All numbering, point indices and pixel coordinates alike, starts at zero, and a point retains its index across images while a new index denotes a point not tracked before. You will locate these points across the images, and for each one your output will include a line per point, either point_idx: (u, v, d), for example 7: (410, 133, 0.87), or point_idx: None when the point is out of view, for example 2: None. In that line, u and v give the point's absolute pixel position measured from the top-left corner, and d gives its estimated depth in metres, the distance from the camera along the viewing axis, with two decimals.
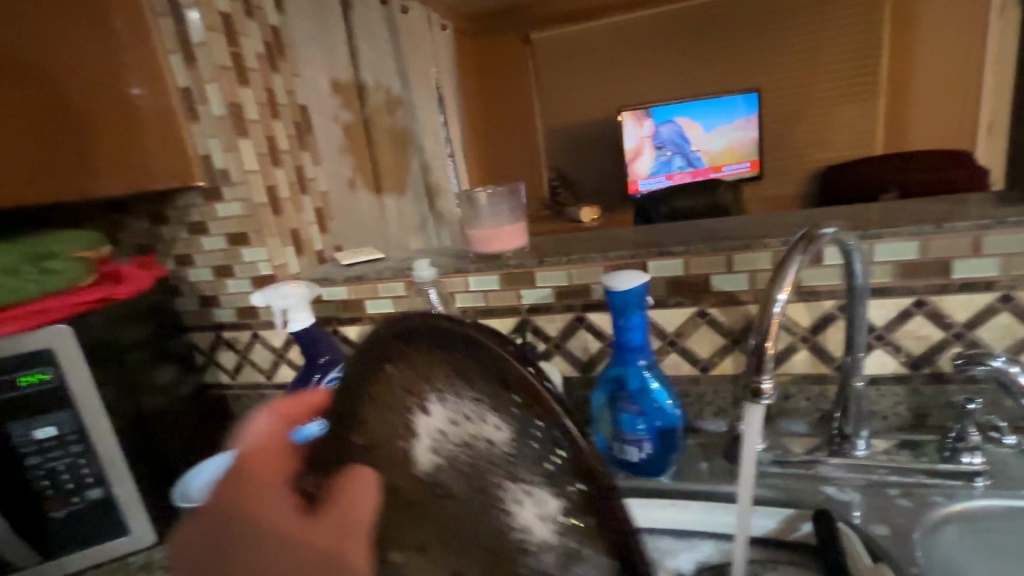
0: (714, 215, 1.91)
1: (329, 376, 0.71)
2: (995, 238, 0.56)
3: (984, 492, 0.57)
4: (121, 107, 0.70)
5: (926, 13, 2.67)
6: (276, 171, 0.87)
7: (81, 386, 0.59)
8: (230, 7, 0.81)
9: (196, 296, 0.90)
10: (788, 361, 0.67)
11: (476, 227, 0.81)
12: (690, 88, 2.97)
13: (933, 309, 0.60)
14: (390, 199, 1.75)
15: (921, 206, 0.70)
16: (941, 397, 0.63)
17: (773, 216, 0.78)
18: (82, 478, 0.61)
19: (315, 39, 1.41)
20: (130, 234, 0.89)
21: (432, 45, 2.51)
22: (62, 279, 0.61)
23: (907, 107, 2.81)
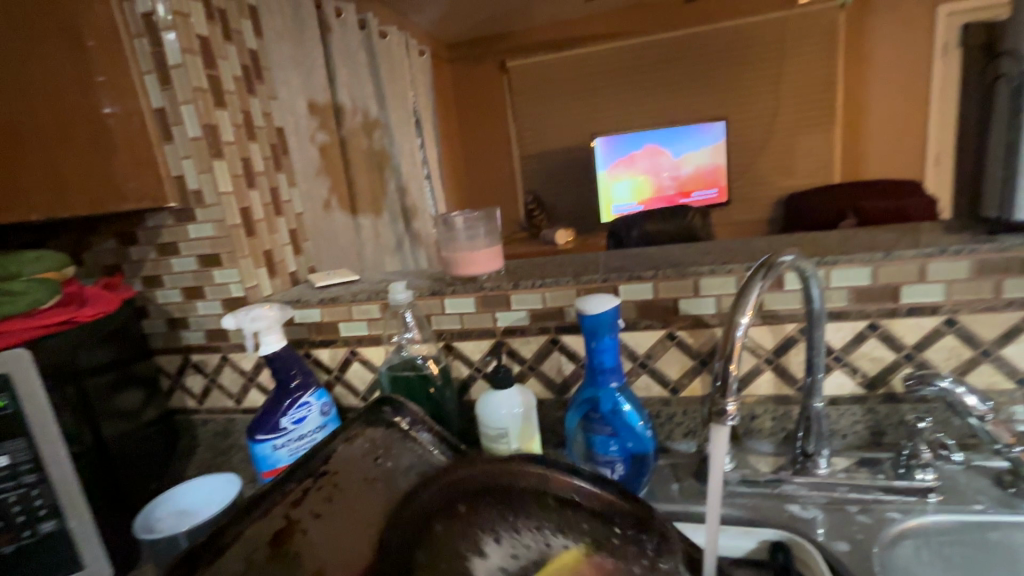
0: (684, 239, 1.97)
1: (301, 399, 0.71)
2: (940, 265, 0.60)
3: (936, 507, 0.60)
4: (94, 127, 0.69)
5: (877, 52, 2.85)
6: (251, 193, 0.87)
7: (41, 410, 0.56)
8: (209, 31, 0.82)
9: (163, 318, 0.88)
10: (753, 382, 0.69)
11: (452, 250, 0.82)
12: (661, 117, 3.09)
13: (885, 332, 0.64)
14: (365, 220, 1.75)
15: (873, 234, 0.75)
16: (894, 416, 0.66)
17: (738, 242, 0.81)
18: (35, 510, 0.57)
19: (292, 61, 1.41)
20: (95, 253, 0.87)
21: (410, 69, 2.55)
22: (21, 301, 0.60)
23: (862, 139, 2.98)
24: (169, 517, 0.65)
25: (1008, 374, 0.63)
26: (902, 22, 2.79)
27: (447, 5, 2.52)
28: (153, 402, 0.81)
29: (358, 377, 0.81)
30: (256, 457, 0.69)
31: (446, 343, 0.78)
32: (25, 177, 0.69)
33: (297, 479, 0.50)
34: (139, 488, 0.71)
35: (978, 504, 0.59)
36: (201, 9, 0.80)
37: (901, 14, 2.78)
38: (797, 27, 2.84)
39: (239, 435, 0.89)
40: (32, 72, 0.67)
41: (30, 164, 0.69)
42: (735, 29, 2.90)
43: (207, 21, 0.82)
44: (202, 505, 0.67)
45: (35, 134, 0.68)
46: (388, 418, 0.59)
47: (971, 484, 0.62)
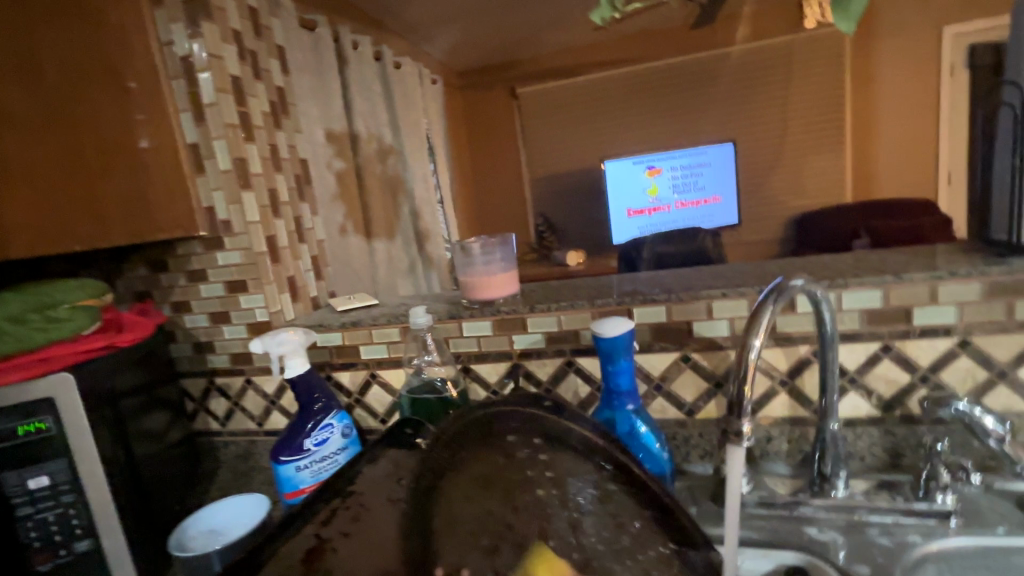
0: (694, 260, 1.99)
1: (324, 421, 0.72)
2: (950, 288, 0.61)
3: (957, 530, 0.59)
4: (132, 158, 0.73)
5: (884, 74, 2.88)
6: (277, 221, 0.91)
7: (78, 435, 0.59)
8: (241, 71, 0.87)
9: (189, 343, 0.91)
10: (768, 405, 0.70)
11: (468, 274, 0.84)
12: (669, 140, 3.14)
13: (899, 354, 0.64)
14: (379, 244, 1.79)
15: (885, 257, 0.76)
16: (912, 437, 0.66)
17: (749, 266, 0.83)
18: (73, 529, 0.60)
19: (312, 93, 1.47)
20: (127, 280, 0.90)
21: (422, 97, 2.62)
22: (65, 328, 0.63)
23: (872, 160, 2.99)
24: (200, 535, 0.67)
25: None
26: (908, 44, 2.82)
27: (459, 36, 2.61)
28: (179, 425, 0.83)
29: (377, 400, 0.83)
30: (280, 478, 0.71)
31: (464, 365, 0.79)
32: (62, 207, 0.72)
33: (326, 500, 0.53)
34: (167, 510, 0.73)
35: (1001, 527, 0.59)
36: (233, 51, 0.85)
37: (907, 36, 2.81)
38: (803, 50, 2.89)
39: (260, 457, 0.91)
40: (71, 106, 0.70)
41: (67, 195, 0.72)
42: (741, 54, 2.96)
43: (239, 61, 0.87)
44: (230, 524, 0.68)
45: (74, 170, 0.71)
46: (411, 440, 0.62)
47: (993, 507, 0.62)
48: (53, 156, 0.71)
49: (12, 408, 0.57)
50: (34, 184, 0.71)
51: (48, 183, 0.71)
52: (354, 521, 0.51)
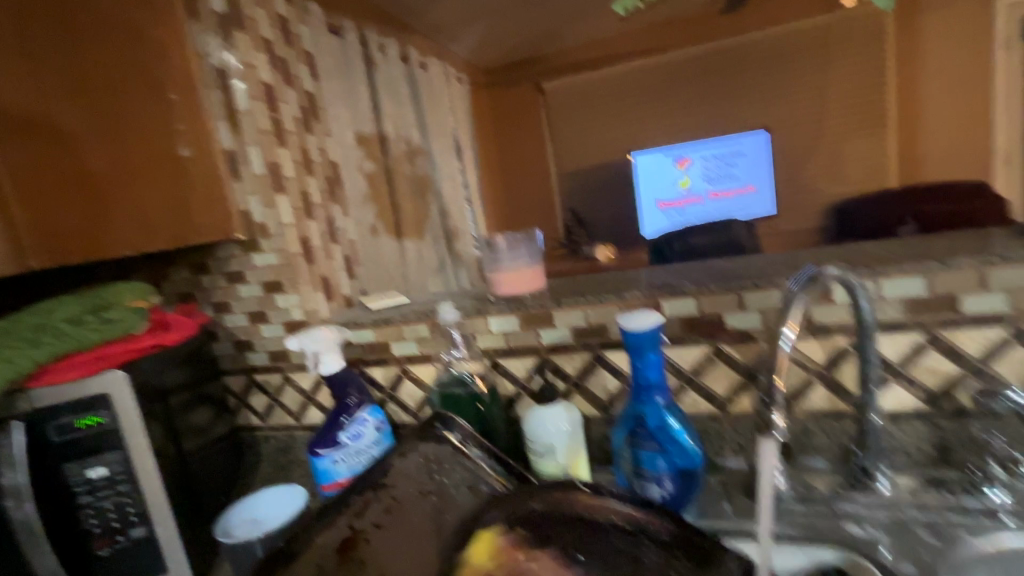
0: (728, 252, 1.93)
1: (357, 415, 0.74)
2: (1001, 273, 0.58)
3: (1013, 529, 0.56)
4: (172, 166, 0.76)
5: (931, 50, 2.73)
6: (309, 223, 0.93)
7: (130, 427, 0.63)
8: (272, 78, 0.90)
9: (231, 341, 0.95)
10: (804, 397, 0.68)
11: (495, 271, 0.84)
12: (699, 129, 3.07)
13: (946, 344, 0.61)
14: (409, 243, 1.82)
15: (930, 243, 0.72)
16: (963, 432, 0.63)
17: (783, 255, 0.80)
18: (128, 518, 0.64)
19: (342, 96, 1.50)
20: (172, 282, 0.95)
21: (449, 97, 2.65)
22: (117, 328, 0.67)
23: (918, 141, 2.84)
24: (244, 524, 0.68)
25: None
26: (958, 17, 2.64)
27: (484, 33, 2.61)
28: (223, 419, 0.87)
29: (409, 394, 0.85)
30: (317, 470, 0.73)
31: (492, 361, 0.80)
32: (113, 211, 0.76)
33: (359, 492, 0.55)
34: (213, 500, 0.76)
35: None
36: (264, 59, 0.89)
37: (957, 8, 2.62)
38: (840, 31, 2.78)
39: (298, 451, 0.94)
40: (120, 117, 0.74)
41: (116, 200, 0.76)
42: (774, 38, 2.88)
43: (270, 69, 0.90)
44: (271, 515, 0.69)
45: (124, 177, 0.76)
46: (439, 434, 0.63)
47: None
48: (105, 162, 0.75)
49: (74, 403, 0.61)
50: (91, 187, 0.76)
51: (101, 188, 0.76)
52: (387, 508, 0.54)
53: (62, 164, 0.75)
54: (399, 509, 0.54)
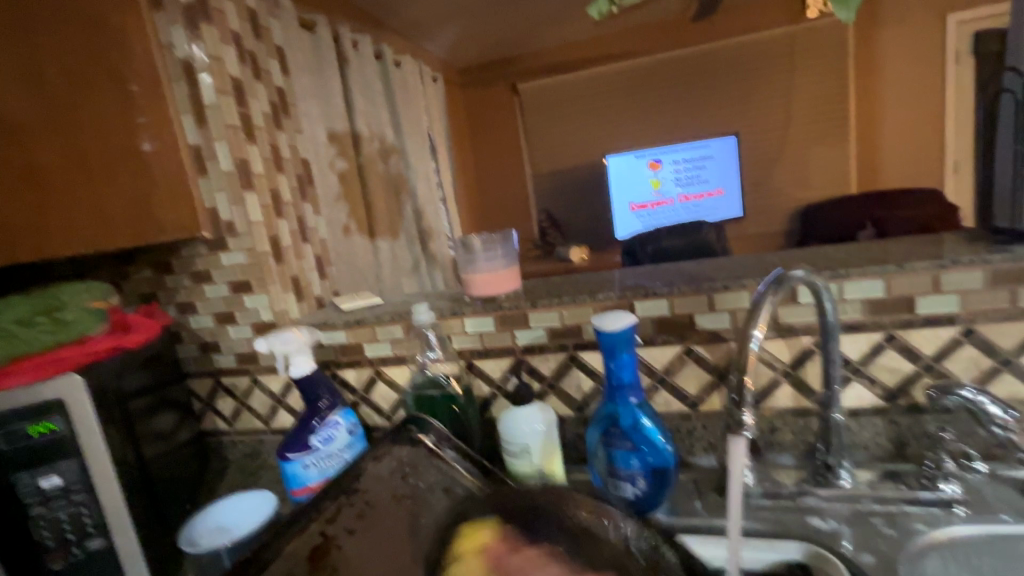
0: (699, 254, 1.98)
1: (329, 419, 0.73)
2: (954, 276, 0.61)
3: (963, 519, 0.59)
4: (134, 161, 0.74)
5: (888, 62, 2.86)
6: (279, 222, 0.91)
7: (87, 433, 0.60)
8: (240, 73, 0.87)
9: (196, 344, 0.92)
10: (772, 396, 0.70)
11: (471, 272, 0.84)
12: (671, 133, 3.13)
13: (902, 343, 0.64)
14: (383, 244, 1.80)
15: (889, 247, 0.75)
16: (917, 427, 0.66)
17: (751, 258, 0.82)
18: (85, 528, 0.61)
19: (314, 93, 1.47)
20: (133, 282, 0.92)
21: (424, 95, 2.62)
22: (72, 330, 0.64)
23: (877, 149, 2.97)
24: (209, 532, 0.66)
25: None
26: (912, 33, 2.79)
27: (461, 33, 2.62)
28: (187, 424, 0.84)
29: (382, 397, 0.84)
30: (287, 475, 0.71)
31: (467, 362, 0.80)
32: (62, 208, 0.72)
33: (332, 497, 0.55)
34: (177, 509, 0.73)
35: (1004, 514, 0.59)
36: (233, 53, 0.86)
37: (911, 24, 2.78)
38: (805, 42, 2.87)
39: (267, 456, 0.92)
40: (72, 108, 0.71)
41: (67, 196, 0.72)
42: (742, 46, 2.96)
43: (239, 63, 0.87)
44: (238, 522, 0.67)
45: (82, 172, 0.72)
46: (414, 436, 0.63)
47: (998, 495, 0.61)
48: (55, 157, 0.71)
49: (24, 409, 0.58)
50: (38, 185, 0.71)
51: (51, 185, 0.72)
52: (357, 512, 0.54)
53: (11, 157, 0.70)
54: (370, 514, 0.54)
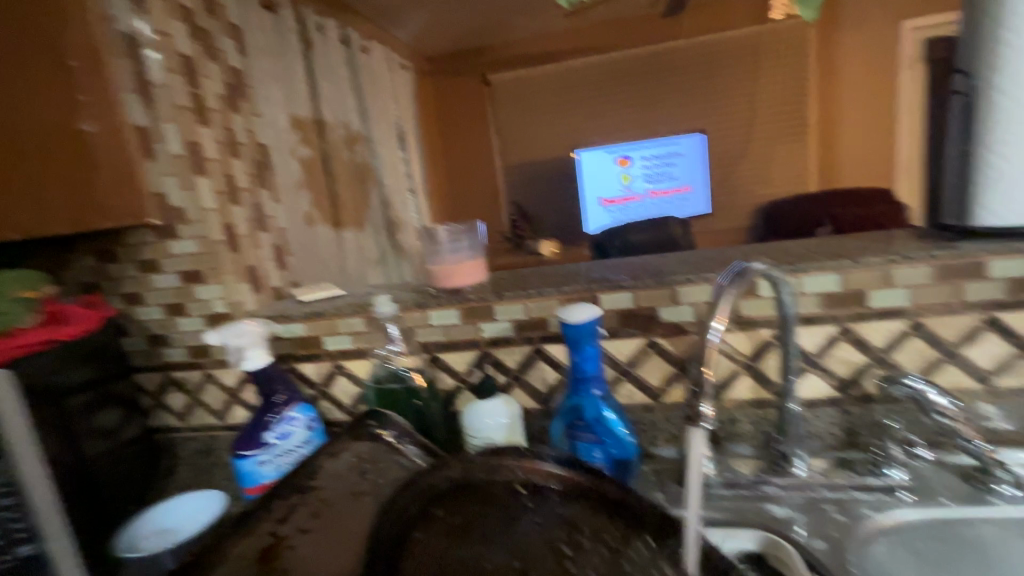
0: (665, 248, 2.02)
1: (286, 414, 0.70)
2: (904, 271, 0.63)
3: (907, 503, 0.62)
4: (74, 144, 0.69)
5: (847, 65, 2.96)
6: (234, 209, 0.87)
7: (16, 430, 0.54)
8: (191, 50, 0.82)
9: (144, 336, 0.87)
10: (732, 387, 0.71)
11: (436, 264, 0.82)
12: (640, 129, 3.16)
13: (855, 336, 0.66)
14: (348, 234, 1.75)
15: (844, 242, 0.78)
16: (868, 416, 0.68)
17: (714, 251, 0.84)
18: (10, 537, 0.53)
19: (275, 76, 1.41)
20: (74, 271, 0.86)
21: (392, 83, 2.56)
22: None
23: (835, 149, 3.08)
24: (153, 535, 0.64)
25: (972, 373, 0.65)
26: (869, 38, 2.90)
27: (430, 21, 2.57)
28: (135, 420, 0.80)
29: (342, 391, 0.81)
30: (240, 472, 0.68)
31: (431, 355, 0.78)
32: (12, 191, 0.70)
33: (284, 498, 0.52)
34: (119, 510, 0.70)
35: (944, 498, 0.62)
36: (183, 29, 0.81)
37: (868, 30, 2.89)
38: (770, 42, 2.94)
39: (221, 453, 0.88)
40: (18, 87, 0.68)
41: (15, 179, 0.70)
42: (710, 44, 3.00)
43: (189, 40, 0.82)
44: (183, 523, 0.65)
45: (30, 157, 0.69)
46: (373, 432, 0.61)
47: (939, 480, 0.64)
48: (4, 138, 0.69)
49: None
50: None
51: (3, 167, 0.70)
52: (311, 512, 0.51)
53: None
54: (325, 514, 0.51)
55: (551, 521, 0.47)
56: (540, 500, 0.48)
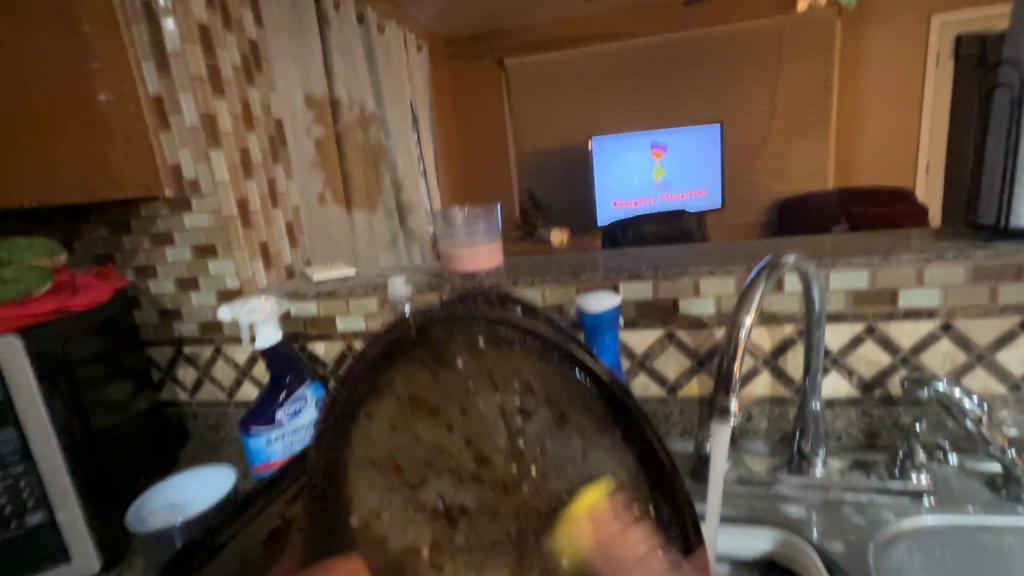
0: (678, 241, 2.00)
1: (296, 393, 0.70)
2: (938, 271, 0.61)
3: (930, 509, 0.60)
4: (87, 111, 0.67)
5: (874, 59, 2.88)
6: (248, 184, 0.85)
7: (30, 401, 0.55)
8: (209, 19, 0.80)
9: (155, 309, 0.87)
10: (750, 383, 0.69)
11: (452, 247, 0.79)
12: (657, 119, 3.11)
13: (881, 335, 0.64)
14: (359, 216, 1.75)
15: (874, 238, 0.75)
16: (889, 418, 0.66)
17: (738, 244, 0.81)
18: (26, 501, 0.57)
19: (290, 52, 1.39)
20: (88, 241, 0.86)
21: (407, 64, 2.53)
22: (11, 288, 0.59)
23: (855, 146, 3.02)
24: (161, 510, 0.63)
25: (1002, 379, 0.63)
26: (897, 32, 2.82)
27: (447, 3, 2.53)
28: (145, 394, 0.80)
29: None
30: (249, 450, 0.68)
31: None
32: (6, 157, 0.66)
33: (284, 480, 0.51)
34: (129, 482, 0.70)
35: (971, 506, 0.60)
36: None
37: (896, 24, 2.81)
38: (795, 33, 2.86)
39: (230, 429, 0.88)
40: (20, 44, 0.64)
41: (10, 143, 0.66)
42: (733, 33, 2.92)
43: (207, 8, 0.80)
44: (195, 497, 0.66)
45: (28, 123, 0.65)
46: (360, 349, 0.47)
47: (965, 487, 0.62)
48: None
49: None
50: None
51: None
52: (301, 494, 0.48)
53: None
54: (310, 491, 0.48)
55: (522, 396, 0.43)
56: (519, 355, 0.43)
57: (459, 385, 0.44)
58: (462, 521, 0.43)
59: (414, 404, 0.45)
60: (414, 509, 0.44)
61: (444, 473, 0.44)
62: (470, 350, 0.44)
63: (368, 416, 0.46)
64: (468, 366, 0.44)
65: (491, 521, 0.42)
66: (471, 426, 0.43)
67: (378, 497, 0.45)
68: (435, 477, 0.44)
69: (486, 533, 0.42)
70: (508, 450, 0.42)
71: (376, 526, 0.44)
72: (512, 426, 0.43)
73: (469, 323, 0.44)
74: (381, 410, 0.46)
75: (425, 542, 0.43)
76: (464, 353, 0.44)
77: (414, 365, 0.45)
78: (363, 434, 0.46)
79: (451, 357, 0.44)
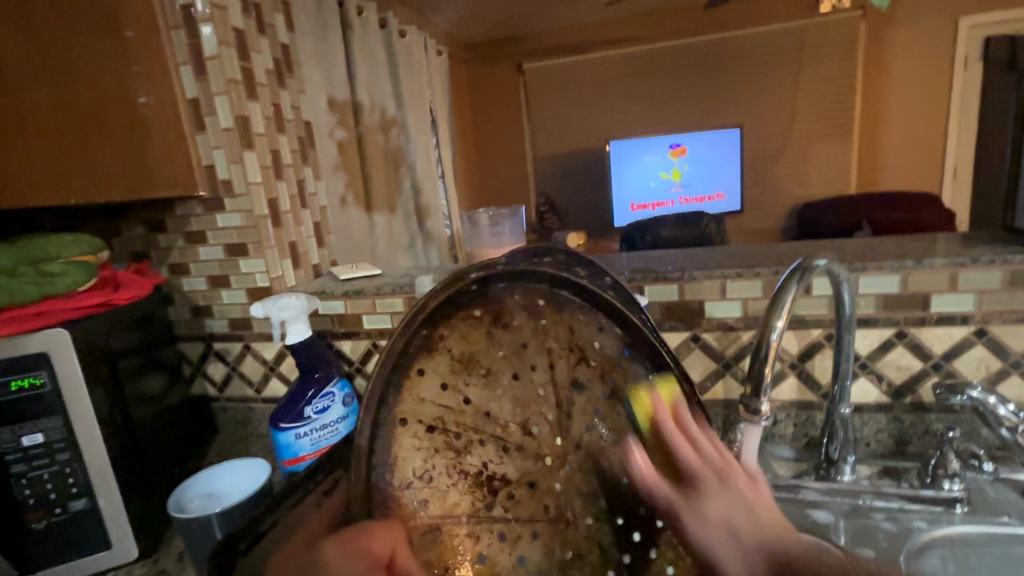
0: (696, 245, 1.99)
1: (325, 389, 0.71)
2: (972, 275, 0.60)
3: (964, 518, 0.59)
4: (129, 113, 0.70)
5: (899, 61, 2.83)
6: (278, 185, 0.87)
7: (73, 389, 0.58)
8: (244, 24, 0.82)
9: (187, 306, 0.89)
10: (777, 387, 0.69)
11: (475, 248, 0.81)
12: (676, 122, 3.09)
13: (912, 341, 0.63)
14: (380, 218, 1.77)
15: (905, 242, 0.74)
16: (920, 425, 0.65)
17: (764, 247, 0.81)
18: (70, 488, 0.59)
19: (316, 57, 1.42)
20: (125, 240, 0.89)
21: (427, 68, 2.56)
22: (59, 283, 0.61)
23: (879, 151, 2.97)
24: (199, 499, 0.66)
25: None
26: (923, 35, 2.77)
27: (467, 7, 2.55)
28: (177, 389, 0.82)
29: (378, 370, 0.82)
30: (279, 444, 0.69)
31: None
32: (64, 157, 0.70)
33: (329, 471, 0.52)
34: (165, 472, 0.72)
35: (1007, 517, 0.58)
36: (236, 2, 0.80)
37: (922, 26, 2.76)
38: (817, 36, 2.83)
39: (258, 424, 0.90)
40: (75, 53, 0.67)
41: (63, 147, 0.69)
42: (754, 37, 2.90)
43: (242, 14, 0.82)
44: (230, 490, 0.68)
45: (76, 122, 0.69)
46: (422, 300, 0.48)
47: (1000, 497, 0.61)
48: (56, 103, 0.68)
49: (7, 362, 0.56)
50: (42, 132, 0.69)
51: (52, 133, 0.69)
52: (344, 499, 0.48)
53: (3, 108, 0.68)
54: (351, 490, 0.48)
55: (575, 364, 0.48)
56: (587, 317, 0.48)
57: (518, 346, 0.48)
58: (499, 487, 0.49)
59: (469, 361, 0.49)
60: (455, 474, 0.48)
61: (489, 436, 0.49)
62: (529, 310, 0.48)
63: (417, 375, 0.48)
64: (525, 327, 0.48)
65: (530, 492, 0.49)
66: (526, 389, 0.49)
67: (422, 458, 0.48)
68: (481, 442, 0.49)
69: (524, 507, 0.49)
70: (554, 422, 0.49)
71: (421, 488, 0.47)
72: (560, 390, 0.48)
73: (535, 277, 0.48)
74: (432, 368, 0.48)
75: (464, 508, 0.48)
76: (529, 308, 0.48)
77: (473, 322, 0.48)
78: (411, 394, 0.48)
79: (510, 318, 0.48)
